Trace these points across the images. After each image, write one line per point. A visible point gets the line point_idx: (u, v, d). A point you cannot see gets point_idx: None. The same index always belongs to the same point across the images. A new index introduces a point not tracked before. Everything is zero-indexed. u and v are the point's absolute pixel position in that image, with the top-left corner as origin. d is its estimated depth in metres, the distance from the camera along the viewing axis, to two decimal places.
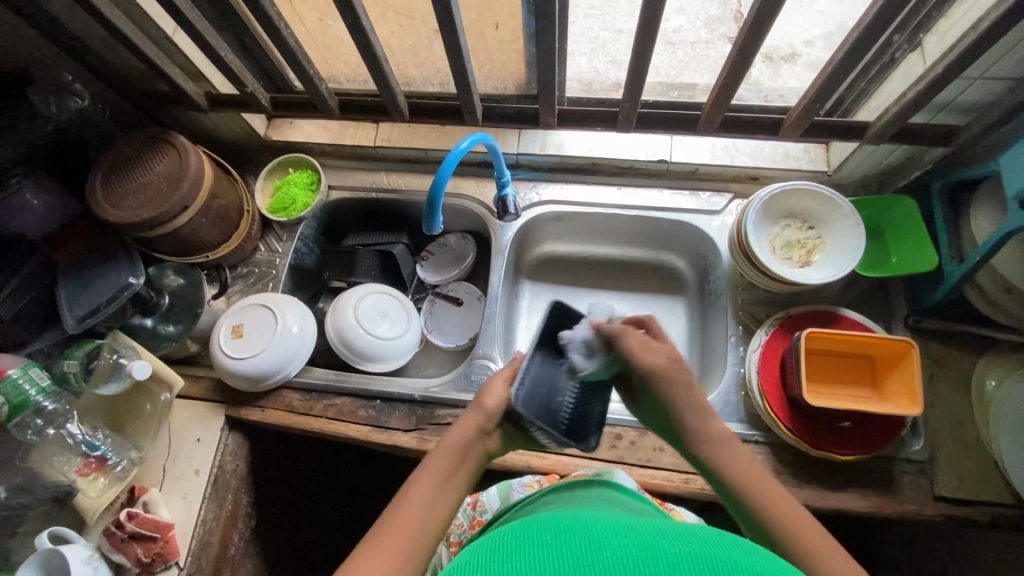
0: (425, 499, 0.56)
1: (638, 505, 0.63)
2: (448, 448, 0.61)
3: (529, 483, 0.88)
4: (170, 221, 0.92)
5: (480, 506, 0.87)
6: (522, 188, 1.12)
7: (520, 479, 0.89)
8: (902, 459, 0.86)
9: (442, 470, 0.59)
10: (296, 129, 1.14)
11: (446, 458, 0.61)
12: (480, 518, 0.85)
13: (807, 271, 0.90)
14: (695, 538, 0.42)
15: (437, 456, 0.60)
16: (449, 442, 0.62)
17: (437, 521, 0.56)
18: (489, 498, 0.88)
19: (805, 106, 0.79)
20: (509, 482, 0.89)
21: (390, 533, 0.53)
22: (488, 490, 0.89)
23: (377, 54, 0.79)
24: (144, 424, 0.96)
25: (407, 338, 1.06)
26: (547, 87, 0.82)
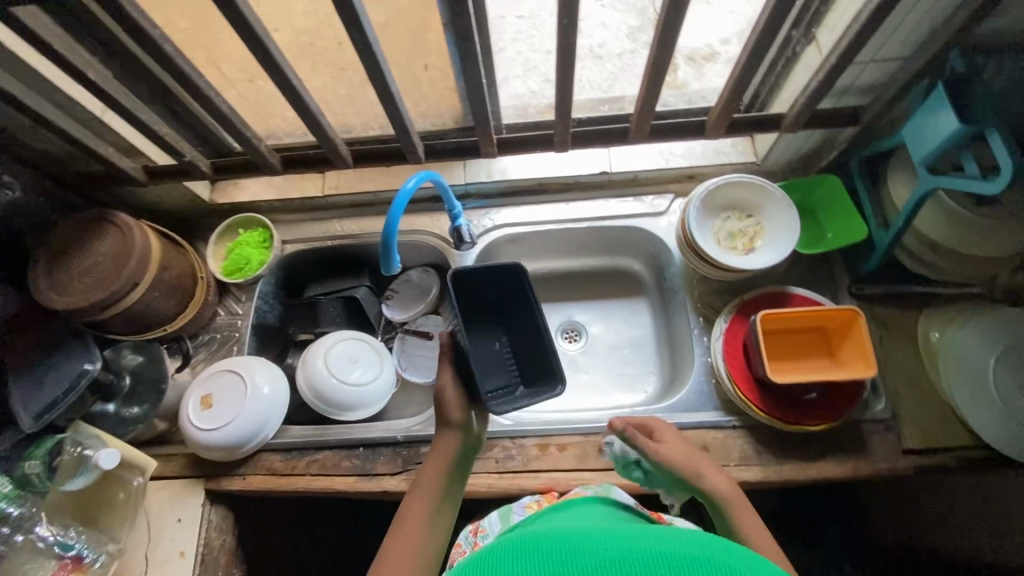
0: (420, 528, 0.64)
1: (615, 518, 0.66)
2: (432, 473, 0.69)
3: (528, 505, 0.86)
4: (119, 301, 0.90)
5: (482, 532, 0.85)
6: (475, 216, 1.13)
7: (519, 501, 0.87)
8: (869, 421, 0.91)
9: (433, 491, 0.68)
10: (241, 190, 1.14)
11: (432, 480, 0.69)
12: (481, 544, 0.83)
13: (752, 257, 0.95)
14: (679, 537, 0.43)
15: (422, 483, 0.69)
16: (433, 462, 0.71)
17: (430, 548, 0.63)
18: (487, 521, 0.86)
19: (723, 106, 0.85)
20: (509, 505, 0.87)
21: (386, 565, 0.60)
22: (488, 515, 0.87)
23: (313, 109, 0.82)
24: (119, 513, 0.91)
25: (381, 381, 1.05)
26: (482, 118, 0.85)
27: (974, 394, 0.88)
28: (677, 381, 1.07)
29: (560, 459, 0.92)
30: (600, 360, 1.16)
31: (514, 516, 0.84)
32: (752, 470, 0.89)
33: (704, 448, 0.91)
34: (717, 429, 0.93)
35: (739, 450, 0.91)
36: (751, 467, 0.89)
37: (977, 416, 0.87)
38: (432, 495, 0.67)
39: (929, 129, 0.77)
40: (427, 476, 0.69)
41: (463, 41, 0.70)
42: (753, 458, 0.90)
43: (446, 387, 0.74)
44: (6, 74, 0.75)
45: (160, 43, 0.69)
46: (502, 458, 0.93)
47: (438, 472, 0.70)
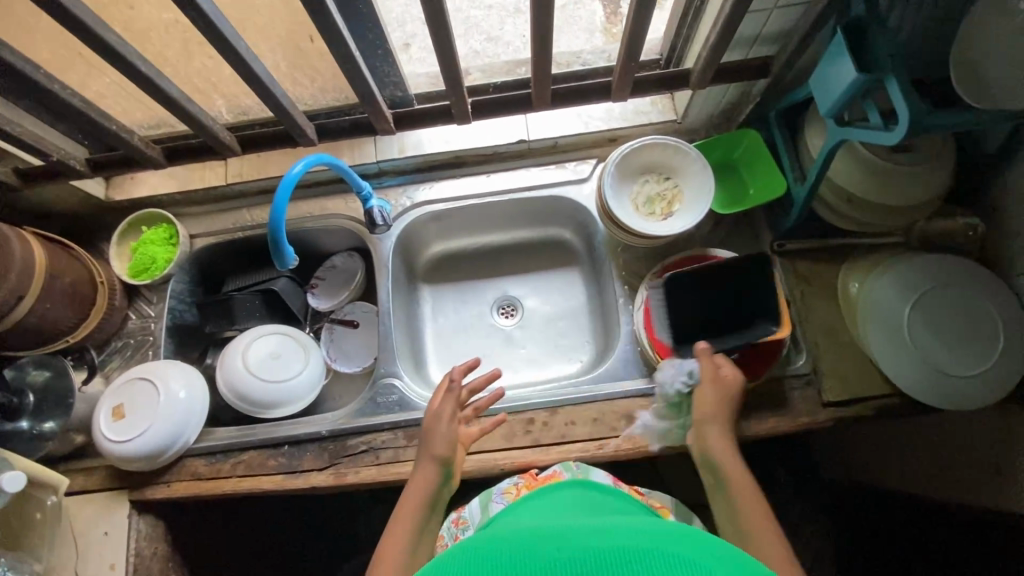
0: (401, 542, 0.69)
1: (609, 503, 0.70)
2: (415, 497, 0.74)
3: (505, 489, 0.85)
4: (5, 316, 0.84)
5: (462, 523, 0.85)
6: (392, 195, 1.08)
7: (500, 485, 0.87)
8: (789, 376, 0.92)
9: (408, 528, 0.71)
10: (139, 184, 1.07)
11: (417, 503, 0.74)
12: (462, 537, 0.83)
13: (671, 222, 0.92)
14: (653, 529, 0.43)
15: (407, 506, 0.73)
16: (414, 488, 0.75)
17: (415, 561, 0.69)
18: (469, 508, 0.86)
19: (623, 65, 0.80)
20: (490, 490, 0.86)
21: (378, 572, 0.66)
22: (470, 504, 0.87)
23: (176, 97, 0.75)
24: (38, 534, 0.88)
25: (307, 374, 1.03)
26: (368, 94, 0.79)
27: (890, 343, 0.88)
28: (608, 349, 1.06)
29: (487, 440, 0.91)
30: (535, 334, 1.15)
31: (493, 505, 0.84)
32: (677, 435, 0.90)
33: (630, 417, 0.91)
34: (643, 397, 0.93)
35: (664, 416, 0.91)
36: (676, 432, 0.90)
37: (894, 364, 0.87)
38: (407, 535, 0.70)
39: (832, 80, 0.74)
40: (402, 512, 0.72)
41: (317, 12, 0.64)
42: (678, 424, 0.90)
43: (437, 423, 0.81)
44: None
45: None
46: None
47: (416, 509, 0.73)
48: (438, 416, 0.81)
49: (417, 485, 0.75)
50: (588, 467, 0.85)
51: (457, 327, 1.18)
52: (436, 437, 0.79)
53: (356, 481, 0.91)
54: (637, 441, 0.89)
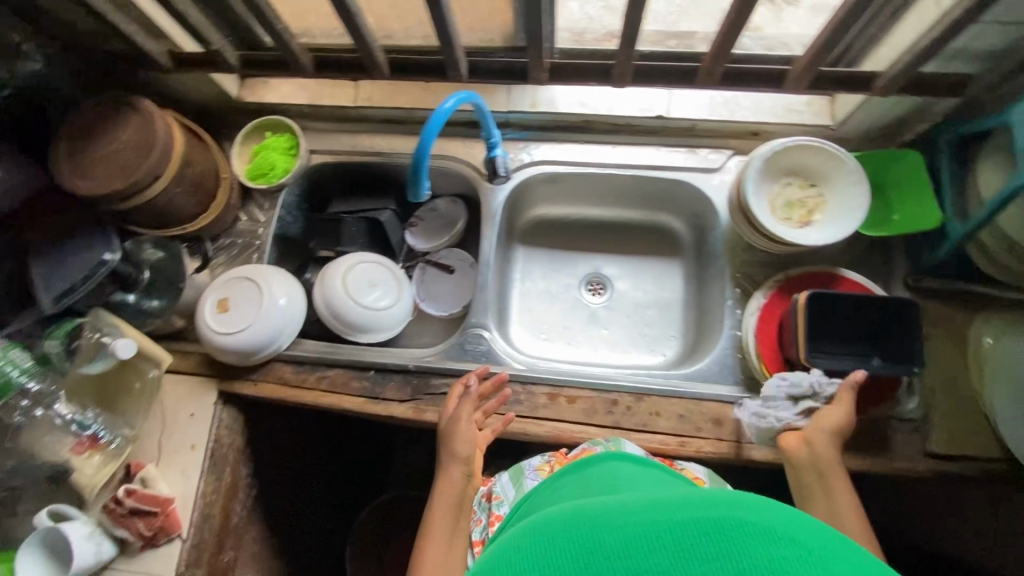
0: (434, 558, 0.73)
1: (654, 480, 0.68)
2: (443, 504, 0.77)
3: (539, 467, 0.85)
4: (141, 192, 0.87)
5: (495, 498, 0.85)
6: (512, 148, 1.06)
7: (530, 462, 0.87)
8: (896, 419, 0.87)
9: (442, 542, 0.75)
10: (270, 89, 1.07)
11: (446, 513, 0.77)
12: (495, 510, 0.83)
13: (807, 232, 0.87)
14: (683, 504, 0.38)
15: (437, 519, 0.76)
16: (442, 500, 0.78)
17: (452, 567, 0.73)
18: (500, 481, 0.87)
19: (813, 55, 0.74)
20: (520, 466, 0.87)
21: None
22: (500, 479, 0.87)
23: (349, 6, 0.73)
24: (135, 401, 0.94)
25: (399, 307, 1.04)
26: (536, 39, 0.76)
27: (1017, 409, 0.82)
28: (699, 348, 1.03)
29: (568, 411, 0.90)
30: (622, 317, 1.13)
31: (526, 480, 0.83)
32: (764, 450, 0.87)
33: (718, 421, 0.88)
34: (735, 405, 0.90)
35: None
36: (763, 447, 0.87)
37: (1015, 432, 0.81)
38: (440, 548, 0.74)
39: None
40: (435, 522, 0.76)
41: None
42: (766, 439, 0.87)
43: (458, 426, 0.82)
44: None
45: None
46: (509, 402, 0.92)
47: (445, 518, 0.76)
48: (456, 421, 0.83)
49: (444, 494, 0.78)
50: (618, 439, 0.85)
51: (544, 294, 1.17)
52: (458, 440, 0.81)
53: (433, 420, 0.92)
54: (722, 446, 0.87)
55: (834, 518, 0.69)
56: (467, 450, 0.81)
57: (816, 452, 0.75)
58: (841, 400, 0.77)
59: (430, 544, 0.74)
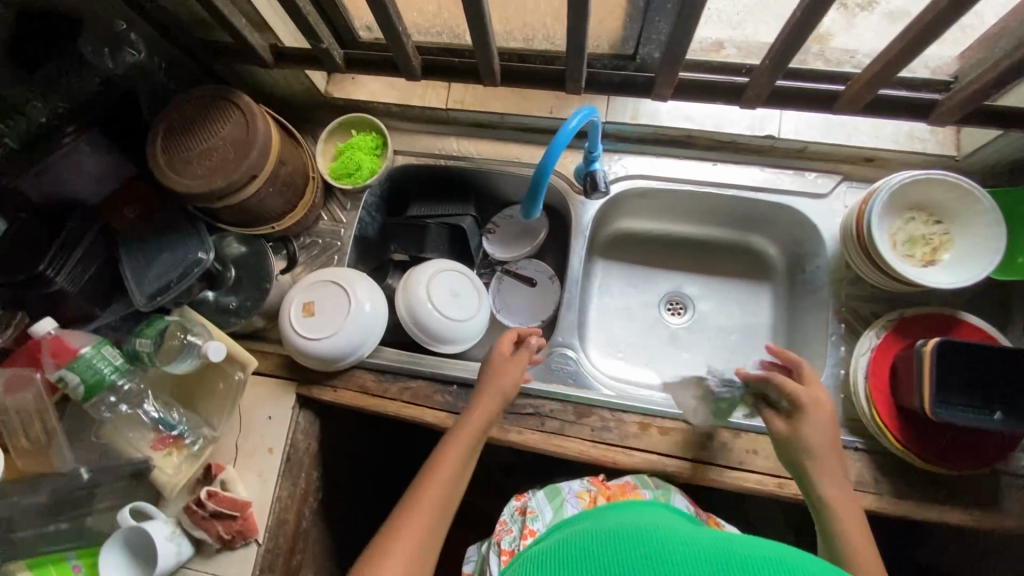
0: (440, 489, 0.74)
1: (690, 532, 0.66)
2: (467, 432, 0.79)
3: (579, 493, 0.84)
4: (237, 192, 0.84)
5: (529, 512, 0.83)
6: (605, 160, 1.02)
7: (569, 486, 0.86)
8: (1009, 473, 0.83)
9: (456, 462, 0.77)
10: (359, 87, 1.04)
11: (464, 441, 0.79)
12: (531, 525, 0.81)
13: (931, 273, 0.82)
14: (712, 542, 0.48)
15: (451, 450, 0.77)
16: (462, 433, 0.79)
17: (448, 499, 0.74)
18: (535, 498, 0.85)
19: (978, 91, 0.69)
20: (559, 487, 0.86)
21: (421, 510, 0.72)
22: (535, 495, 0.86)
23: (483, 13, 0.69)
24: (217, 402, 0.91)
25: (479, 318, 1.01)
26: (674, 56, 0.71)
27: None
28: None
29: (660, 442, 0.87)
30: (704, 340, 1.08)
31: (565, 505, 0.83)
32: (867, 497, 0.83)
33: None
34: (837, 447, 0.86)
35: (855, 473, 0.84)
36: (866, 494, 0.83)
37: None
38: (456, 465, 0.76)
39: None
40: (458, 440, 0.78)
41: None
42: (869, 485, 0.83)
43: (502, 373, 0.85)
44: None
45: None
46: (598, 428, 0.89)
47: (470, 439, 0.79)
48: (501, 359, 0.86)
49: (469, 428, 0.80)
50: (667, 489, 0.85)
51: (624, 311, 1.12)
52: (500, 379, 0.84)
53: (518, 441, 0.89)
54: None
55: (838, 558, 0.67)
56: (503, 399, 0.83)
57: (789, 461, 0.76)
58: (800, 421, 0.76)
59: (445, 456, 0.77)
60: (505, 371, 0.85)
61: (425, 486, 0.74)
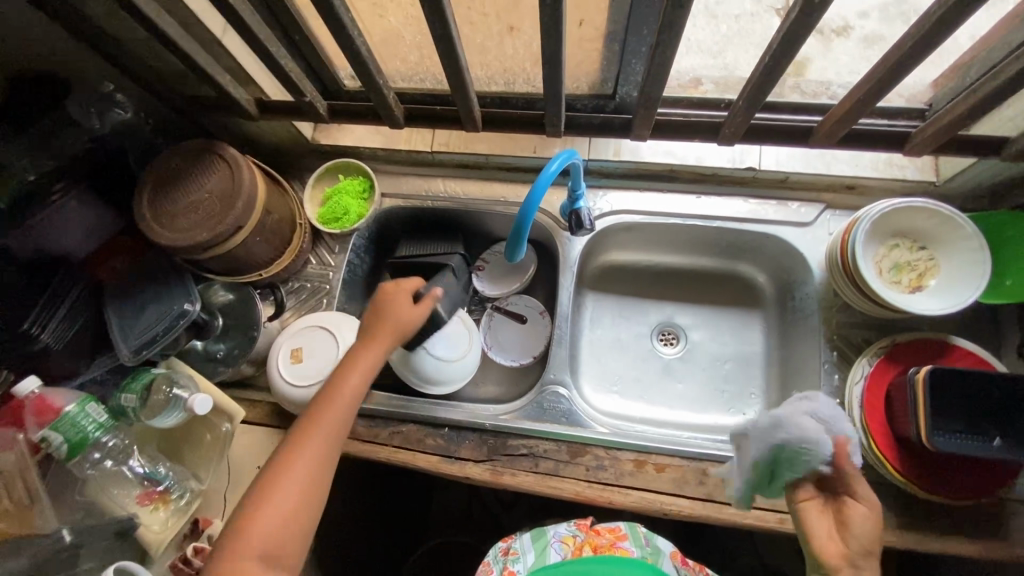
0: (315, 453, 0.69)
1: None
2: (346, 394, 0.74)
3: (564, 538, 0.82)
4: (223, 242, 0.84)
5: (512, 554, 0.81)
6: (590, 196, 1.03)
7: (555, 529, 0.83)
8: (1013, 501, 0.81)
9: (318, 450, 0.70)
10: (345, 133, 1.06)
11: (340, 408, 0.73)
12: (512, 568, 0.79)
13: (918, 298, 0.82)
14: None
15: (322, 412, 0.72)
16: (340, 385, 0.75)
17: (324, 467, 0.70)
18: (520, 541, 0.83)
19: (948, 124, 0.70)
20: (544, 530, 0.83)
21: (288, 475, 0.67)
22: (521, 535, 0.84)
23: (460, 64, 0.71)
24: (204, 453, 0.91)
25: (470, 358, 1.01)
26: (649, 99, 0.72)
27: None
28: None
29: (656, 480, 0.85)
30: (697, 371, 1.07)
31: (549, 552, 0.80)
32: None
33: None
34: None
35: None
36: None
37: None
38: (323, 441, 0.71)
39: None
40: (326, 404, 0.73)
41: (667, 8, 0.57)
42: None
43: (395, 311, 0.82)
44: None
45: None
46: (592, 467, 0.87)
47: (363, 386, 0.76)
48: (386, 303, 0.82)
49: (348, 387, 0.74)
50: (655, 537, 0.83)
51: (616, 343, 1.11)
52: (388, 314, 0.81)
53: (512, 484, 0.87)
54: None
55: None
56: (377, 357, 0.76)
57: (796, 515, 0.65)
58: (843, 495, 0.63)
59: (321, 427, 0.71)
60: (387, 316, 0.80)
61: (276, 487, 0.66)
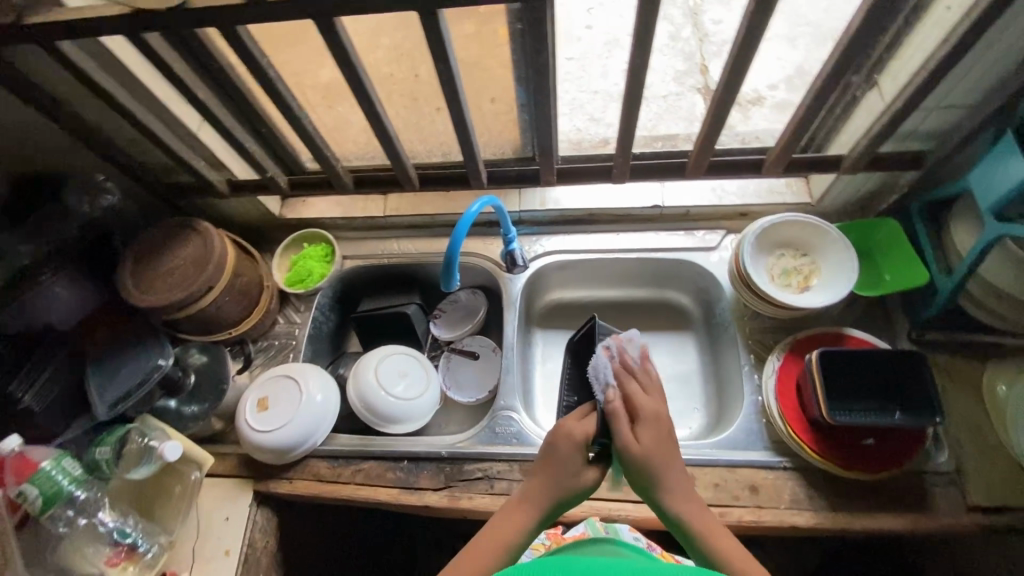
0: (507, 539, 0.67)
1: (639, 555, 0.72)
2: (530, 489, 0.71)
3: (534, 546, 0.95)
4: (195, 302, 0.95)
5: None
6: (526, 242, 1.17)
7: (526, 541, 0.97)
8: (930, 472, 0.87)
9: (523, 509, 0.69)
10: (309, 207, 1.21)
11: (525, 502, 0.70)
12: None
13: (807, 296, 0.95)
14: None
15: (524, 500, 0.70)
16: (522, 498, 0.70)
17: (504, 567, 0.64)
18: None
19: (783, 145, 0.85)
20: None
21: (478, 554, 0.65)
22: None
23: (391, 134, 0.86)
24: (174, 507, 0.94)
25: (427, 397, 1.08)
26: (547, 149, 0.88)
27: None
28: (725, 417, 1.04)
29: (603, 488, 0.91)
30: None
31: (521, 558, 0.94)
32: (804, 515, 0.86)
33: (754, 488, 0.89)
34: (768, 469, 0.90)
35: (790, 492, 0.88)
36: (803, 512, 0.86)
37: None
38: (529, 516, 0.69)
39: (998, 176, 0.76)
40: (512, 509, 0.70)
41: (539, 76, 0.73)
42: (805, 503, 0.87)
43: (573, 428, 0.72)
44: (125, 92, 0.82)
45: (264, 68, 0.75)
46: None
47: (541, 492, 0.70)
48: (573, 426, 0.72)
49: (529, 492, 0.70)
50: (614, 526, 0.92)
51: None
52: (569, 434, 0.71)
53: (470, 507, 0.92)
54: (760, 513, 0.86)
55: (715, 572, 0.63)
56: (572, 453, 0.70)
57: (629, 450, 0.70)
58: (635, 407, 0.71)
59: (490, 531, 0.68)
60: (574, 426, 0.72)
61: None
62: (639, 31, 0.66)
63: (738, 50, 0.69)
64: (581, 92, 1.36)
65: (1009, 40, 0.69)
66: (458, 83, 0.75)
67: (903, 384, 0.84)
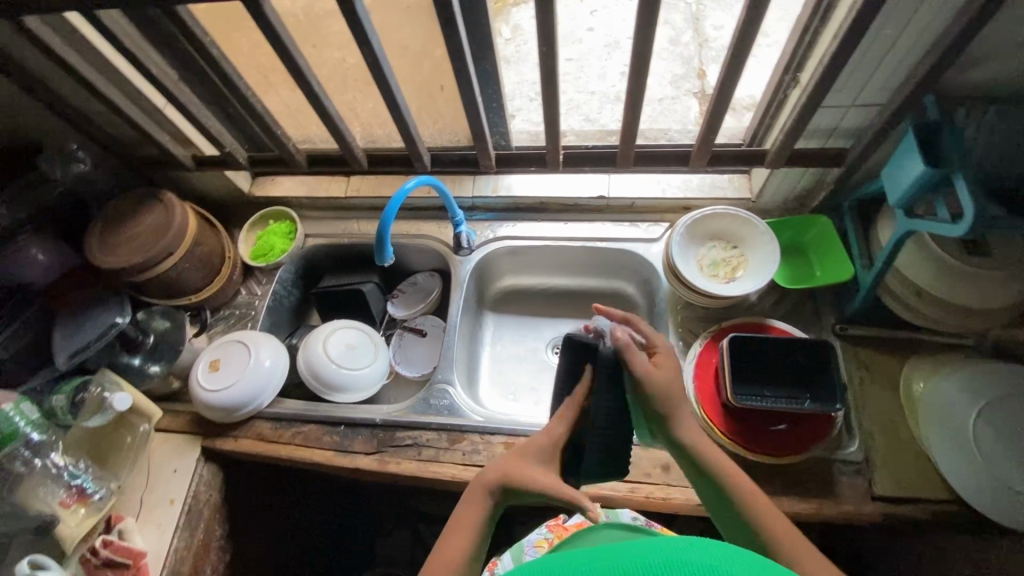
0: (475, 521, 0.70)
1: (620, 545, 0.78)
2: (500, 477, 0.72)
3: (537, 542, 0.97)
4: (154, 266, 1.02)
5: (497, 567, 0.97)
6: (479, 228, 1.22)
7: (528, 538, 0.98)
8: (839, 461, 0.89)
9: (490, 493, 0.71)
10: (277, 186, 1.28)
11: (480, 492, 0.72)
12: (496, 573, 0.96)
13: (732, 286, 0.98)
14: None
15: (489, 484, 0.72)
16: (483, 486, 0.72)
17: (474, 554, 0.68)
18: (502, 562, 0.96)
19: (702, 139, 0.89)
20: (520, 544, 0.98)
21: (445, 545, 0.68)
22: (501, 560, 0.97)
23: (333, 114, 0.91)
24: (124, 455, 1.02)
25: (373, 369, 1.14)
26: (480, 134, 0.93)
27: (954, 444, 0.86)
28: None
29: None
30: None
31: (525, 555, 0.95)
32: None
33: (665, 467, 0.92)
34: None
35: None
36: None
37: (957, 472, 0.84)
38: (490, 496, 0.71)
39: (901, 174, 0.79)
40: (473, 502, 0.71)
41: (457, 63, 0.79)
42: None
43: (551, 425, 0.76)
44: (90, 67, 0.89)
45: (209, 48, 0.81)
46: (468, 451, 0.98)
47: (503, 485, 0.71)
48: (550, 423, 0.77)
49: (492, 477, 0.73)
50: (615, 511, 0.93)
51: (512, 357, 1.23)
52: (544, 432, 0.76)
53: (396, 471, 0.97)
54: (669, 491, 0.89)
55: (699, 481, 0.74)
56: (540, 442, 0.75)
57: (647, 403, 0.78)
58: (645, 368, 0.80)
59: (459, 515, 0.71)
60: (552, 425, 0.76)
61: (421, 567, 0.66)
62: (541, 23, 0.71)
63: (639, 41, 0.73)
64: (578, 93, 1.39)
65: (903, 42, 0.72)
66: (385, 67, 0.80)
67: (813, 369, 0.88)
